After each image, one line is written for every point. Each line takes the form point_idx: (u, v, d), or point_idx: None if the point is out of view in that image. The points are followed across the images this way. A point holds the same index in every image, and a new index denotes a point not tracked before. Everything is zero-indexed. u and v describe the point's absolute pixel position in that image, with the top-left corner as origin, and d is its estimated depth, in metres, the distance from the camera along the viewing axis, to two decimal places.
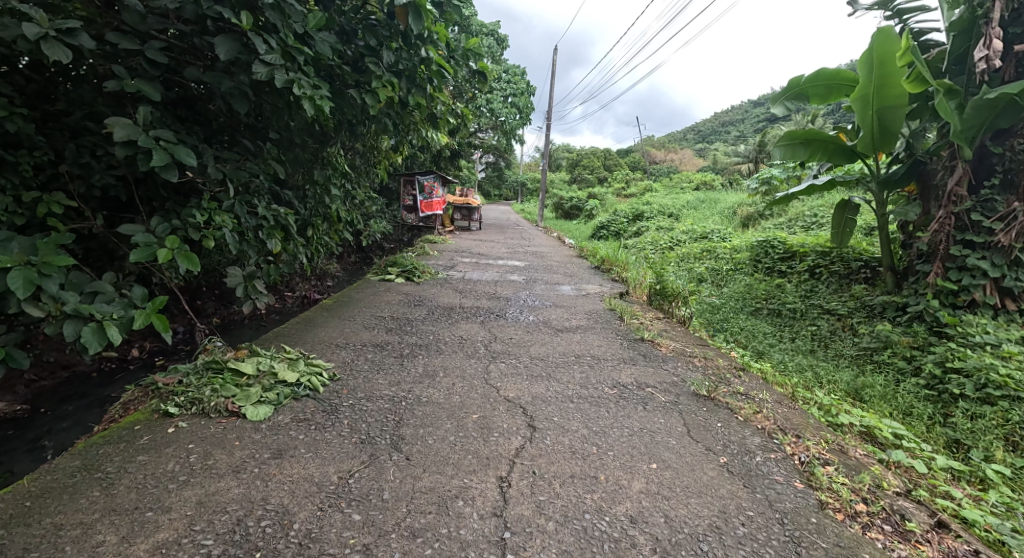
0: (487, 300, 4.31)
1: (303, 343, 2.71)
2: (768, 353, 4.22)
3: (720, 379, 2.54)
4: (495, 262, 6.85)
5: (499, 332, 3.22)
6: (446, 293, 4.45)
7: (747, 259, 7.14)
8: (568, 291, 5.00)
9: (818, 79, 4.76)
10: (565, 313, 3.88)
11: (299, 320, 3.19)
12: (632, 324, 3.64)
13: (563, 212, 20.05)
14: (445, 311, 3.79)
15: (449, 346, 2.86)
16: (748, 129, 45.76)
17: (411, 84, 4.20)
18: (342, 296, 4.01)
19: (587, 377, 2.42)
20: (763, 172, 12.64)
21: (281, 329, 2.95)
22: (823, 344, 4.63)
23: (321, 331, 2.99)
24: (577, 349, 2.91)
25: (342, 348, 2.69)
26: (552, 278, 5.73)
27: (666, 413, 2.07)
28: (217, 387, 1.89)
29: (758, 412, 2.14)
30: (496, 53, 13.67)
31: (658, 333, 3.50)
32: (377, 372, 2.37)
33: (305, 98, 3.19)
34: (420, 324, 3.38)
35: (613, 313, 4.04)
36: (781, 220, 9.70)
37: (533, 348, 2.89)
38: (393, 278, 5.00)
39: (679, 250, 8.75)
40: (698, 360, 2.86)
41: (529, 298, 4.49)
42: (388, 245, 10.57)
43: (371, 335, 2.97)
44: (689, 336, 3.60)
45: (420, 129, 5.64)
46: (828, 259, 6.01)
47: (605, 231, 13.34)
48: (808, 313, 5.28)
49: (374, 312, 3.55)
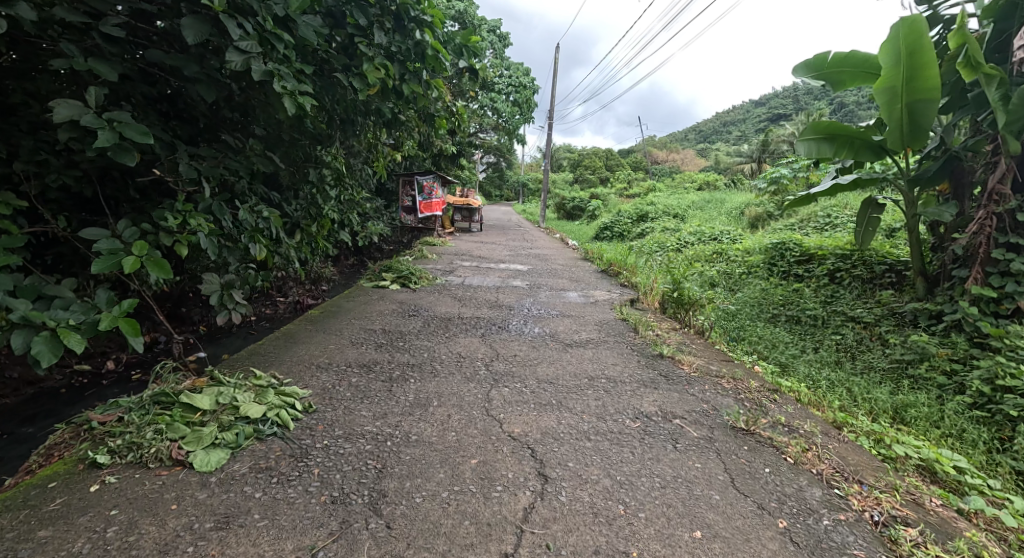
0: (488, 309, 3.99)
1: (280, 364, 2.39)
2: (793, 367, 3.88)
3: (756, 406, 2.21)
4: (496, 266, 6.52)
5: (502, 348, 2.89)
6: (443, 302, 4.13)
7: (761, 262, 6.79)
8: (575, 298, 4.67)
9: (849, 60, 4.42)
10: (573, 325, 3.54)
11: (280, 336, 2.87)
12: (648, 337, 3.31)
13: (565, 212, 19.72)
14: (443, 323, 3.47)
15: (444, 366, 2.53)
16: (751, 129, 45.41)
17: (405, 76, 3.86)
18: (331, 307, 3.69)
19: (603, 406, 2.09)
20: (771, 171, 12.29)
21: (258, 346, 2.63)
22: (851, 356, 4.29)
23: (302, 349, 2.67)
24: (591, 369, 2.58)
25: (324, 370, 2.37)
26: (557, 283, 5.41)
27: (701, 454, 1.75)
28: (161, 428, 1.57)
29: (811, 452, 1.82)
30: (497, 50, 13.37)
31: (678, 347, 3.17)
32: (360, 401, 2.05)
33: (287, 94, 2.87)
34: (414, 338, 3.05)
35: (626, 324, 3.71)
36: (793, 221, 9.34)
37: (541, 368, 2.57)
38: (388, 284, 4.68)
39: (688, 253, 8.41)
40: (727, 382, 2.54)
41: (534, 307, 4.16)
42: (386, 247, 10.25)
43: (358, 353, 2.65)
44: (711, 351, 3.28)
45: (416, 126, 5.31)
46: (850, 262, 5.67)
47: (609, 232, 13.00)
48: (831, 321, 4.94)
49: (364, 325, 3.23)
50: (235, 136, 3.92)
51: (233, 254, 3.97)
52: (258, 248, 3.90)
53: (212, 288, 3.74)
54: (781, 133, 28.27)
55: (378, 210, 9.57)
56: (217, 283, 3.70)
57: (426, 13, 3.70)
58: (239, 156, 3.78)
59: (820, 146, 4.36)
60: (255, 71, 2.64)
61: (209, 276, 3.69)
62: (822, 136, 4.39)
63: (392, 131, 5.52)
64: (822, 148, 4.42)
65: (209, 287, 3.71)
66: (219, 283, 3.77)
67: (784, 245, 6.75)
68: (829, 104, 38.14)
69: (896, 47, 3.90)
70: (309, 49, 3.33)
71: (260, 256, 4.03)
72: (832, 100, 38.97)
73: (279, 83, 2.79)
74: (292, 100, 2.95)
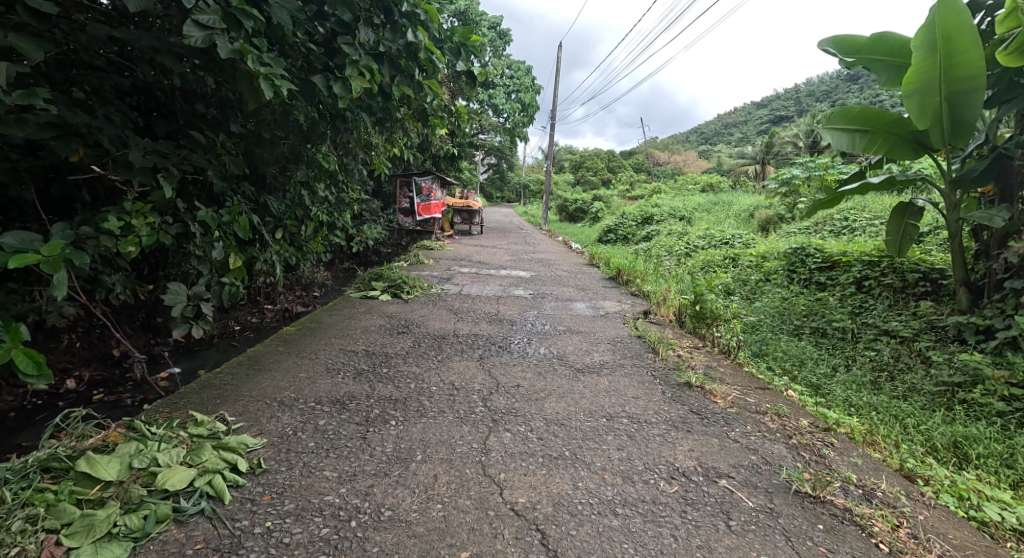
0: (488, 324, 3.58)
1: (237, 400, 1.99)
2: (831, 390, 3.46)
3: (815, 458, 1.81)
4: (497, 273, 6.11)
5: (503, 376, 2.48)
6: (438, 316, 3.72)
7: (779, 268, 6.37)
8: (583, 310, 4.25)
9: (880, 46, 4.04)
10: (584, 345, 3.13)
11: (246, 360, 2.47)
12: (669, 360, 2.91)
13: (567, 214, 19.33)
14: (435, 342, 3.06)
15: (434, 402, 2.12)
16: (753, 130, 44.99)
17: (395, 73, 3.48)
18: (310, 323, 3.29)
19: (629, 459, 1.69)
20: (782, 172, 11.85)
21: (216, 375, 2.23)
22: (890, 376, 3.90)
23: (268, 378, 2.26)
24: (610, 405, 2.17)
25: (289, 408, 1.96)
26: (562, 292, 5.00)
27: (759, 536, 1.35)
28: (41, 514, 1.22)
29: (902, 531, 1.42)
30: (498, 47, 12.96)
31: (705, 372, 2.76)
32: (327, 455, 1.64)
33: (262, 77, 2.46)
34: (401, 362, 2.64)
35: (643, 343, 3.29)
36: (808, 225, 8.92)
37: (550, 404, 2.16)
38: (378, 295, 4.28)
39: (699, 258, 7.98)
40: (771, 420, 2.12)
41: (538, 321, 3.75)
42: (382, 250, 9.84)
43: (332, 385, 2.24)
44: (742, 376, 2.86)
45: (410, 124, 4.90)
46: (879, 270, 5.25)
47: (613, 234, 12.59)
48: (862, 335, 4.54)
49: (344, 346, 2.83)
50: (206, 133, 3.52)
51: (206, 264, 3.59)
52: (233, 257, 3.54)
53: (180, 299, 3.36)
54: (786, 134, 27.86)
55: (373, 212, 9.15)
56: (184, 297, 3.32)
57: (420, 8, 3.32)
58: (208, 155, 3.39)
59: (850, 139, 3.83)
60: (220, 49, 2.28)
61: (176, 286, 3.34)
62: (853, 126, 3.83)
63: (384, 131, 5.12)
64: (854, 140, 3.85)
65: (172, 297, 3.34)
66: (186, 294, 3.43)
67: (805, 250, 6.32)
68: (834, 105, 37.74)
69: (931, 33, 3.28)
70: (285, 37, 2.93)
71: (234, 266, 3.67)
72: (837, 101, 38.55)
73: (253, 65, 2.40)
74: (269, 85, 2.54)
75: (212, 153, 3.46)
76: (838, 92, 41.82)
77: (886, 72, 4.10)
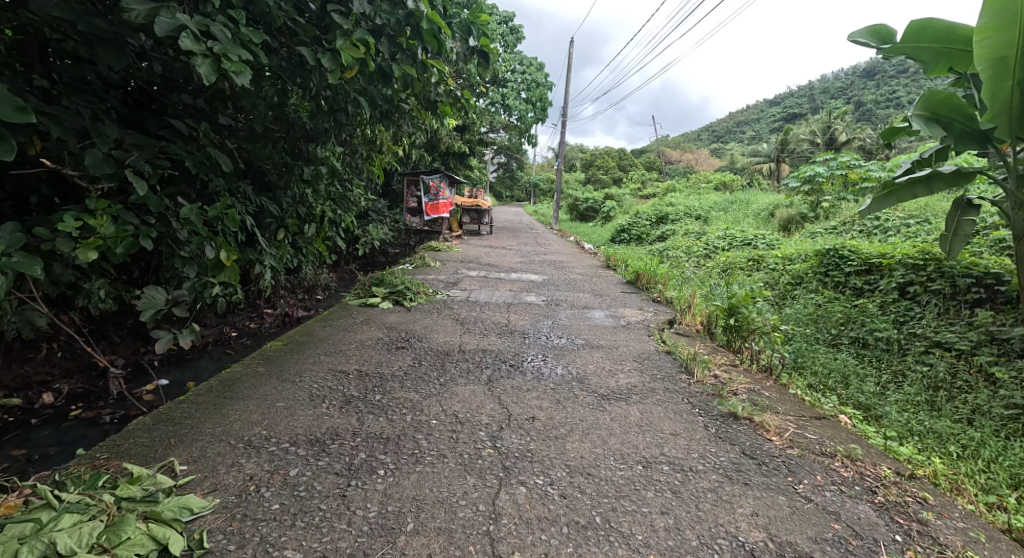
0: (497, 337, 3.21)
1: (194, 441, 1.65)
2: (890, 415, 3.06)
3: (917, 528, 1.43)
4: (507, 276, 5.76)
5: (515, 405, 2.12)
6: (442, 327, 3.37)
7: (809, 272, 5.95)
8: (602, 319, 3.89)
9: (936, 34, 3.40)
10: (607, 364, 2.75)
11: (217, 385, 2.13)
12: (706, 382, 2.54)
13: (578, 214, 18.94)
14: (438, 359, 2.71)
15: (434, 439, 1.78)
16: (767, 127, 44.19)
17: (394, 53, 3.15)
18: (301, 336, 2.97)
19: (676, 532, 1.35)
20: (803, 170, 11.36)
21: (177, 405, 1.89)
22: (949, 397, 3.51)
23: (238, 408, 1.91)
24: (644, 446, 1.80)
25: (257, 453, 1.61)
26: (577, 298, 4.64)
27: None
28: None
29: None
30: (510, 42, 12.61)
31: (750, 400, 2.37)
32: (300, 524, 1.30)
33: (203, 58, 2.11)
34: (398, 385, 2.30)
35: (674, 362, 2.90)
36: (834, 226, 8.44)
37: (571, 442, 1.81)
38: (378, 302, 3.94)
39: (720, 260, 7.53)
40: (843, 467, 1.74)
41: (554, 334, 3.38)
42: (388, 251, 9.53)
43: (316, 417, 1.91)
44: (793, 402, 2.47)
45: (414, 115, 4.57)
46: (926, 274, 4.81)
47: (627, 235, 12.14)
48: (910, 348, 4.17)
49: (336, 365, 2.49)
50: (191, 125, 3.22)
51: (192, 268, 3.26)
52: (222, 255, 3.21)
53: (153, 305, 2.93)
54: (803, 131, 27.17)
55: (379, 212, 8.81)
56: (160, 298, 2.94)
57: None
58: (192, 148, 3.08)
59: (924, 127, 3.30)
60: (157, 23, 2.00)
61: (152, 289, 2.95)
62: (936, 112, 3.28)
63: (388, 127, 4.80)
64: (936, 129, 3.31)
65: (148, 304, 2.92)
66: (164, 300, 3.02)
67: (838, 252, 5.87)
68: (851, 101, 36.83)
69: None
70: (268, 10, 2.62)
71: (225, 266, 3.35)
72: (854, 97, 37.64)
73: (195, 44, 2.08)
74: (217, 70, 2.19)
75: (196, 147, 3.15)
76: (855, 88, 40.88)
77: (934, 60, 3.53)
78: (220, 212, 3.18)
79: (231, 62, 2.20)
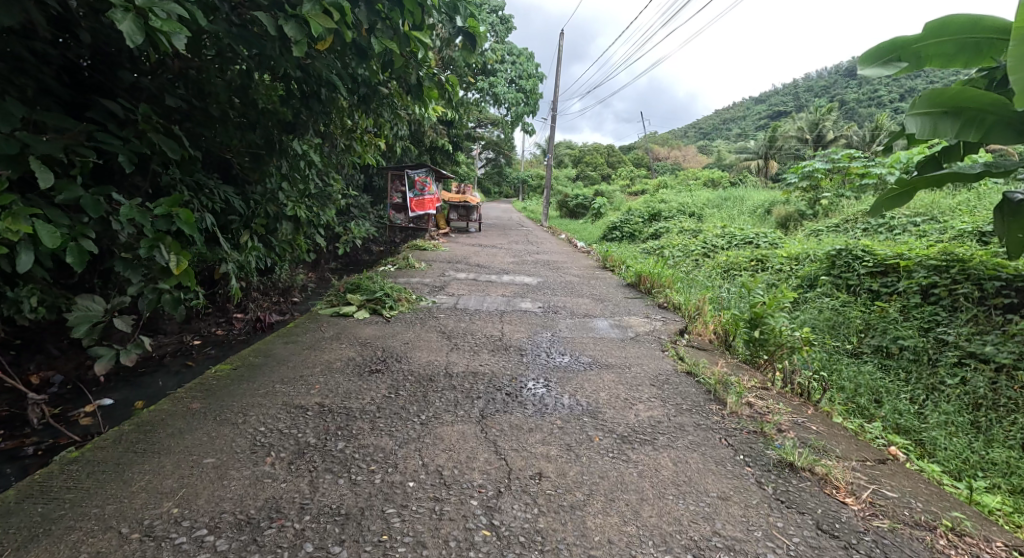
0: (490, 356, 2.75)
1: (66, 535, 1.19)
2: (940, 444, 2.68)
3: None
4: (499, 278, 5.30)
5: (521, 457, 1.68)
6: (425, 343, 2.90)
7: (819, 273, 5.59)
8: (607, 330, 3.46)
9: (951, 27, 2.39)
10: (624, 391, 2.31)
11: (131, 431, 1.64)
12: (741, 417, 2.12)
13: (568, 210, 18.54)
14: (419, 388, 2.24)
15: (413, 520, 1.33)
16: (753, 125, 44.23)
17: (372, 22, 2.63)
18: (256, 357, 2.47)
19: None
20: (799, 167, 11.03)
21: (63, 468, 1.42)
22: (991, 420, 3.17)
23: (148, 468, 1.44)
24: (689, 521, 1.39)
25: (156, 550, 1.17)
26: (577, 304, 4.21)
27: None
28: None
29: None
30: (500, 32, 12.05)
31: (801, 440, 1.95)
32: None
33: (128, 15, 1.70)
34: (367, 427, 1.83)
35: (697, 386, 2.47)
36: (836, 224, 8.11)
37: (594, 516, 1.39)
38: (353, 311, 3.47)
39: (721, 260, 7.15)
40: (951, 548, 1.35)
41: (554, 350, 2.93)
42: (371, 249, 9.02)
43: (249, 481, 1.43)
44: (846, 439, 2.07)
45: (396, 101, 4.05)
46: (949, 277, 4.44)
47: (619, 232, 11.75)
48: (941, 359, 3.83)
49: (291, 399, 2.01)
50: (129, 106, 2.70)
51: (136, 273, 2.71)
52: (172, 259, 2.64)
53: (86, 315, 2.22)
54: (790, 128, 27.08)
55: (360, 208, 8.29)
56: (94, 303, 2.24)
57: None
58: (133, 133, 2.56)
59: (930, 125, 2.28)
60: None
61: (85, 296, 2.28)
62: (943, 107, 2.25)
63: (368, 116, 4.29)
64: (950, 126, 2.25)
65: (81, 315, 2.21)
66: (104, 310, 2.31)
67: (851, 252, 5.49)
68: (835, 99, 36.96)
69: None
70: None
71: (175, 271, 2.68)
72: (840, 96, 37.76)
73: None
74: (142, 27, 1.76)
75: (137, 133, 2.62)
76: (841, 85, 40.98)
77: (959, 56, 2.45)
78: (166, 208, 2.59)
79: (160, 16, 1.76)
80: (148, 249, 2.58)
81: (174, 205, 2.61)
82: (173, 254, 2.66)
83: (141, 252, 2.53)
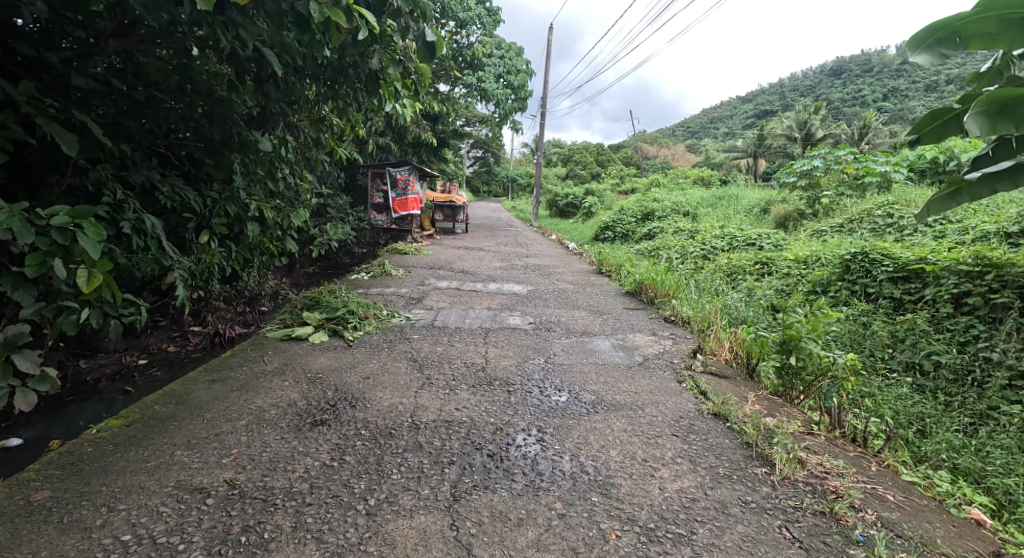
0: (469, 395, 2.20)
1: None
2: (1021, 499, 2.20)
3: None
4: (485, 287, 4.77)
5: None
6: (390, 377, 2.35)
7: (833, 277, 5.09)
8: (609, 353, 2.93)
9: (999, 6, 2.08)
10: (640, 448, 1.79)
11: None
12: (797, 489, 1.61)
13: (557, 209, 18.07)
14: (371, 451, 1.68)
15: None
16: (740, 123, 44.05)
17: None
18: (164, 406, 1.91)
19: None
20: (797, 165, 10.60)
21: None
22: None
23: None
24: None
25: None
26: (573, 319, 3.67)
27: None
28: None
29: None
30: (488, 25, 11.45)
31: (888, 526, 1.45)
32: None
33: None
34: (290, 530, 1.29)
35: (730, 435, 1.96)
36: (840, 224, 7.66)
37: None
38: (310, 333, 2.91)
39: (723, 263, 6.66)
40: None
41: (549, 383, 2.40)
42: (348, 252, 8.41)
43: None
44: (936, 516, 1.58)
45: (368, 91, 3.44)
46: (984, 284, 3.90)
47: (611, 232, 11.27)
48: (988, 380, 3.38)
49: (190, 480, 1.45)
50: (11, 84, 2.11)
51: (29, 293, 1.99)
52: (80, 276, 1.86)
53: None
54: (780, 125, 26.77)
55: (338, 208, 7.69)
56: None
57: None
58: (16, 117, 2.00)
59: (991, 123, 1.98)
60: None
61: None
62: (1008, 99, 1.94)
63: (336, 109, 3.73)
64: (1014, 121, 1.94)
65: None
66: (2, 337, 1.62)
67: (866, 254, 4.94)
68: (823, 97, 36.90)
69: None
70: None
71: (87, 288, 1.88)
72: (828, 94, 37.71)
73: None
74: None
75: (22, 118, 2.05)
76: (827, 84, 41.03)
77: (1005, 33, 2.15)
78: (66, 217, 1.80)
79: None
80: (40, 265, 1.79)
81: (80, 214, 1.84)
82: (83, 268, 1.89)
83: (26, 270, 1.76)
